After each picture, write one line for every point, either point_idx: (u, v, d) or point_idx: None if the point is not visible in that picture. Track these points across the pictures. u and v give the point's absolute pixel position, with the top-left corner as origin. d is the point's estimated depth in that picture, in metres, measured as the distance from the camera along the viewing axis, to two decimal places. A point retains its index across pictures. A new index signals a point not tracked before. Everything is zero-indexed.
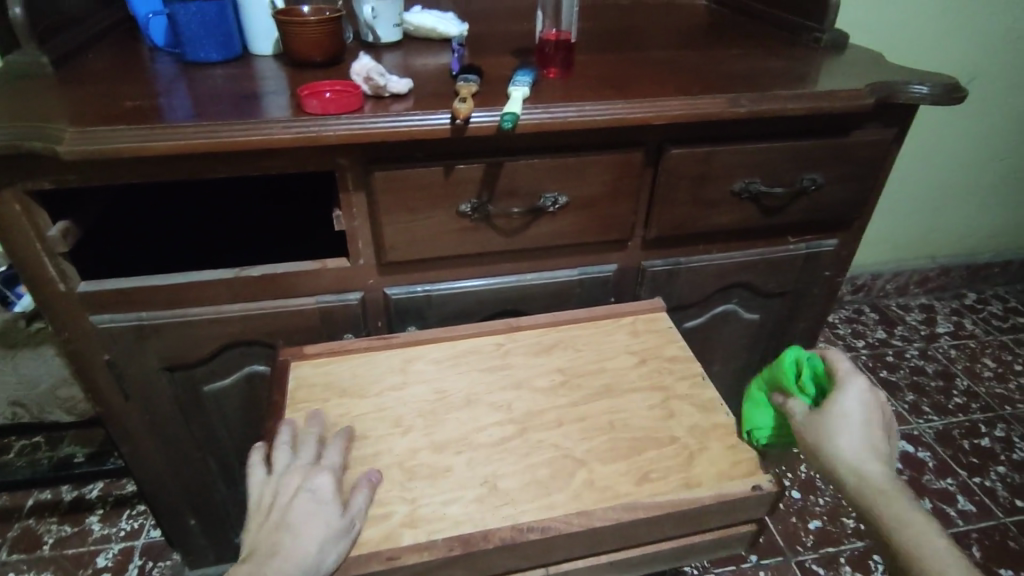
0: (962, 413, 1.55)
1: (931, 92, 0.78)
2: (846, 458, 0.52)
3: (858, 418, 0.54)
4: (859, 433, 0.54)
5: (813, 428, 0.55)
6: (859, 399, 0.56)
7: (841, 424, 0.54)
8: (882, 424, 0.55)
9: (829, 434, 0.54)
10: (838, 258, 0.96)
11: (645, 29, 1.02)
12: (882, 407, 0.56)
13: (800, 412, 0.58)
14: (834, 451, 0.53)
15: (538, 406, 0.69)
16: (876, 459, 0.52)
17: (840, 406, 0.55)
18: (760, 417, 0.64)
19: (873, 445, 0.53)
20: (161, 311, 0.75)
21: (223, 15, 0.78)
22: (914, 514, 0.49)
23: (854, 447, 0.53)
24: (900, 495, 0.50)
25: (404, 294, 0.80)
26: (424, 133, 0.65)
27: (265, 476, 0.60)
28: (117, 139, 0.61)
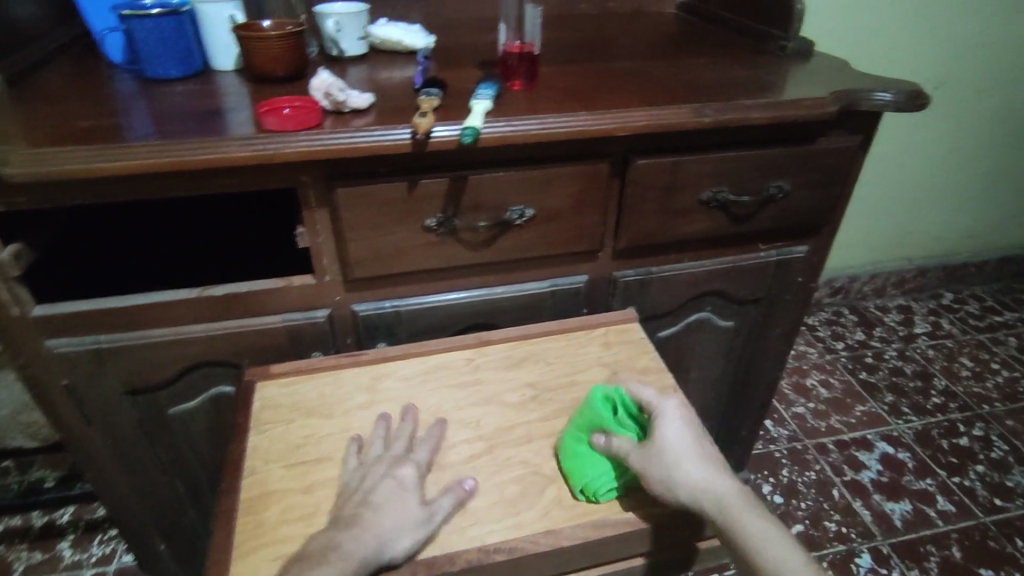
0: (940, 413, 1.56)
1: (894, 99, 0.79)
2: (690, 485, 0.55)
3: (685, 442, 0.58)
4: (690, 454, 0.57)
5: (654, 466, 0.57)
6: (678, 424, 0.60)
7: (675, 454, 0.57)
8: (700, 438, 0.60)
9: (670, 468, 0.56)
10: (809, 264, 0.96)
11: (614, 39, 1.02)
12: (694, 421, 0.61)
13: (634, 453, 0.58)
14: (679, 483, 0.55)
15: (508, 421, 0.69)
16: (712, 476, 0.56)
17: (666, 437, 0.58)
18: (592, 468, 0.61)
19: (705, 460, 0.57)
20: (121, 334, 0.73)
21: (182, 31, 0.77)
22: (756, 518, 0.54)
23: (692, 474, 0.56)
24: (742, 503, 0.54)
25: (372, 310, 0.79)
26: (385, 149, 0.64)
27: (357, 465, 0.62)
28: (68, 160, 0.59)
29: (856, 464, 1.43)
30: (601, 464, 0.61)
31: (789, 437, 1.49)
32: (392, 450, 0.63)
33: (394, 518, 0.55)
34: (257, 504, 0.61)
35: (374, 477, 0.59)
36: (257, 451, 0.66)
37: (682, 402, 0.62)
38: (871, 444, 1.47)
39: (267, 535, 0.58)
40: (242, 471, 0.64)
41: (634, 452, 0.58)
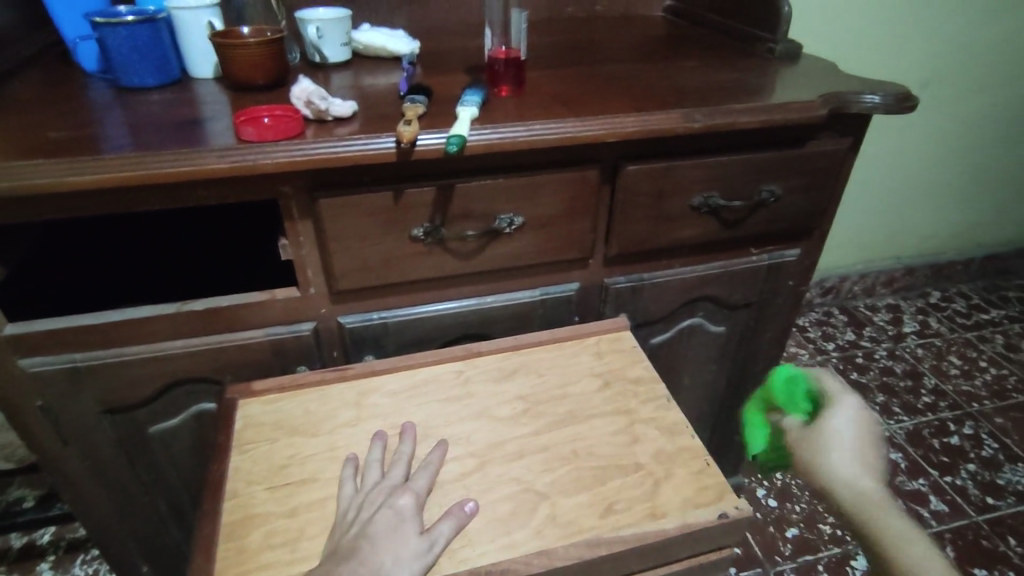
0: (931, 412, 1.56)
1: (883, 101, 0.78)
2: (838, 469, 0.54)
3: (848, 440, 0.57)
4: (852, 451, 0.56)
5: (812, 446, 0.57)
6: (853, 420, 0.59)
7: (831, 440, 0.57)
8: (876, 445, 0.57)
9: (823, 449, 0.56)
10: (801, 268, 0.95)
11: (601, 42, 1.01)
12: (872, 428, 0.59)
13: (794, 428, 0.61)
14: (829, 464, 0.54)
15: (499, 436, 0.67)
16: (868, 475, 0.53)
17: (835, 424, 0.58)
18: (756, 438, 0.69)
19: (866, 460, 0.55)
20: (97, 352, 0.71)
21: (158, 39, 0.74)
22: (904, 526, 0.49)
23: (845, 461, 0.54)
24: (890, 505, 0.50)
25: (358, 322, 0.77)
26: (368, 159, 0.63)
27: (354, 492, 0.60)
28: (37, 174, 0.57)
29: None
30: (760, 437, 0.68)
31: None
32: (391, 474, 0.61)
33: (391, 553, 0.53)
34: (241, 528, 0.59)
35: (371, 506, 0.57)
36: (241, 471, 0.64)
37: (866, 405, 0.61)
38: None
39: (251, 559, 0.57)
40: (224, 494, 0.61)
41: (796, 430, 0.60)
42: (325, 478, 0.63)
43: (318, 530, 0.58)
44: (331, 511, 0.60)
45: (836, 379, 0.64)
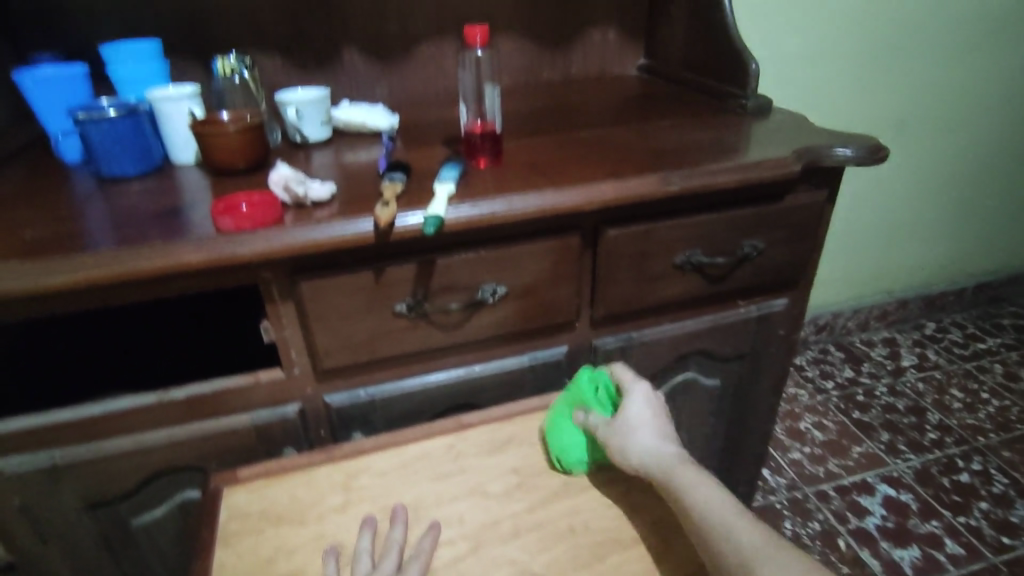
0: (937, 449, 1.54)
1: (855, 154, 0.79)
2: (637, 449, 0.63)
3: (645, 415, 0.66)
4: (648, 426, 0.65)
5: (612, 432, 0.65)
6: (641, 402, 0.67)
7: (633, 425, 0.65)
8: (666, 421, 0.66)
9: (627, 434, 0.64)
10: (790, 316, 0.95)
11: (578, 106, 1.03)
12: (660, 409, 0.68)
13: (596, 423, 0.67)
14: (631, 446, 0.63)
15: (493, 515, 0.65)
16: (661, 445, 0.63)
17: (628, 410, 0.67)
18: (567, 438, 0.69)
19: (662, 435, 0.64)
20: (77, 447, 0.69)
21: (138, 129, 0.76)
22: (691, 476, 0.58)
23: (646, 440, 0.63)
24: (680, 465, 0.60)
25: (346, 400, 0.76)
26: (348, 241, 0.63)
27: None
28: (15, 277, 0.57)
29: (860, 510, 1.39)
30: (572, 435, 0.69)
31: (788, 485, 1.45)
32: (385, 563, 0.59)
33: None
34: None
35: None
36: (225, 569, 0.61)
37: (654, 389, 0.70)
38: (872, 487, 1.44)
39: None
40: None
41: (597, 423, 0.67)
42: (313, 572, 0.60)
43: None
44: None
45: (621, 372, 0.72)
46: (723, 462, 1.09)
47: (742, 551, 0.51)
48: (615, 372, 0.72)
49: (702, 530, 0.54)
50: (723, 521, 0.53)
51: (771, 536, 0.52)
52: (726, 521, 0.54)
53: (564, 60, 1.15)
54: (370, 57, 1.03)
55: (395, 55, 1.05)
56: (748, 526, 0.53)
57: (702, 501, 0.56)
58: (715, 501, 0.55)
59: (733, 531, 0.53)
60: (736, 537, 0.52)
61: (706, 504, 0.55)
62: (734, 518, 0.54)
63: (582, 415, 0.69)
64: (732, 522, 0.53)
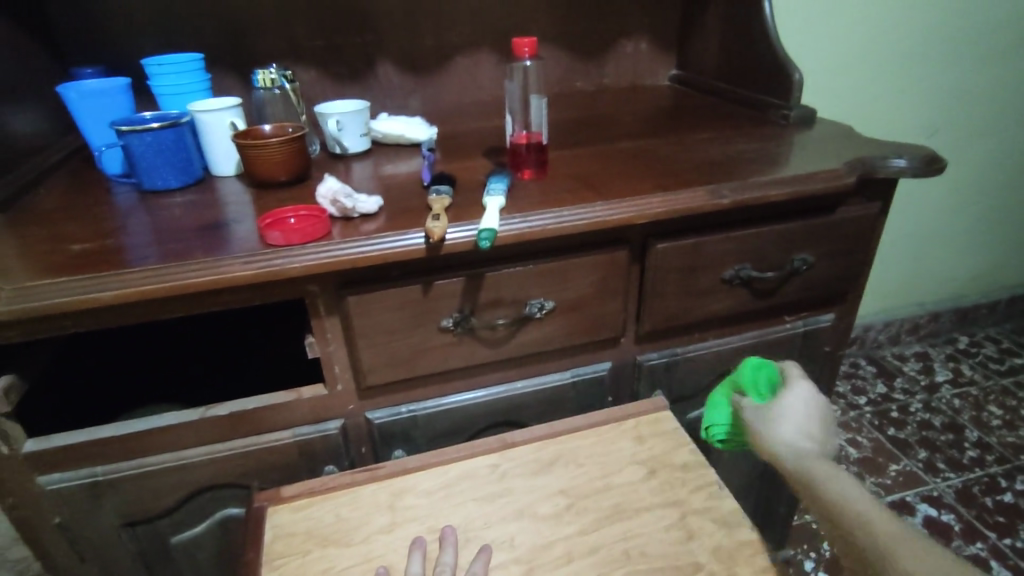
0: (978, 467, 1.49)
1: (910, 165, 0.77)
2: (782, 439, 0.60)
3: (799, 408, 0.62)
4: (802, 421, 0.61)
5: (756, 419, 0.63)
6: (801, 396, 0.63)
7: (784, 415, 0.62)
8: (820, 418, 0.62)
9: (773, 422, 0.61)
10: (837, 332, 0.92)
11: (614, 116, 1.02)
12: (822, 407, 0.63)
13: (747, 407, 0.64)
14: (774, 434, 0.60)
15: (545, 537, 0.63)
16: (810, 443, 0.60)
17: (784, 400, 0.63)
18: (716, 414, 0.69)
19: (809, 432, 0.61)
20: (118, 464, 0.68)
21: (181, 142, 0.75)
22: (846, 477, 0.56)
23: (789, 432, 0.60)
24: (828, 465, 0.57)
25: (387, 417, 0.74)
26: (398, 256, 0.62)
27: None
28: (62, 293, 0.56)
29: None
30: (724, 411, 0.68)
31: None
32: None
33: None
34: None
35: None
36: None
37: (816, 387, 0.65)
38: (912, 507, 1.40)
39: None
40: None
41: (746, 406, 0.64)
42: None
43: None
44: None
45: (789, 367, 0.67)
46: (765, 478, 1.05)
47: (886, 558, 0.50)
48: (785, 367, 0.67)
49: (852, 530, 0.52)
50: (879, 527, 0.51)
51: (929, 546, 0.50)
52: (883, 527, 0.51)
53: (597, 71, 1.14)
54: (404, 68, 1.03)
55: (430, 66, 1.04)
56: (908, 538, 0.50)
57: (859, 507, 0.53)
58: (869, 507, 0.53)
59: (887, 538, 0.51)
60: (890, 545, 0.50)
61: (855, 505, 0.53)
62: (886, 524, 0.52)
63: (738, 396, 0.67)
64: (889, 529, 0.51)
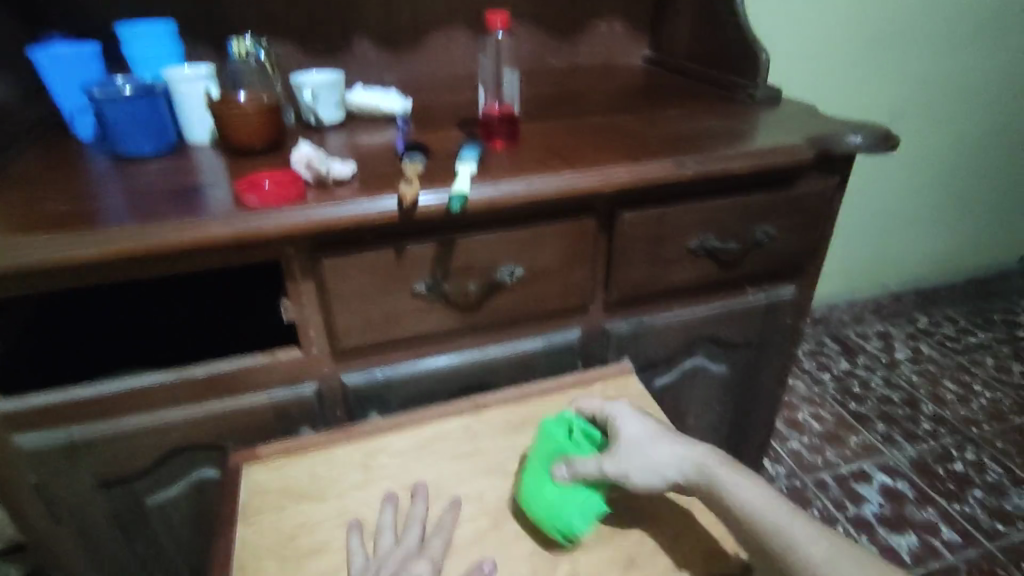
0: (932, 439, 1.56)
1: (865, 141, 0.81)
2: (661, 466, 0.59)
3: (641, 428, 0.62)
4: (653, 437, 0.61)
5: (622, 467, 0.59)
6: (632, 420, 0.64)
7: (640, 443, 0.61)
8: (659, 426, 0.63)
9: (637, 454, 0.60)
10: (798, 304, 0.96)
11: (587, 94, 1.04)
12: (652, 417, 0.64)
13: (588, 464, 0.60)
14: (648, 466, 0.59)
15: (514, 489, 0.66)
16: (684, 452, 0.60)
17: (624, 433, 0.62)
18: (546, 498, 0.60)
19: (670, 439, 0.61)
20: (95, 425, 0.69)
21: (156, 109, 0.75)
22: (727, 474, 0.57)
23: (663, 453, 0.59)
24: (711, 471, 0.58)
25: (362, 380, 0.76)
26: (372, 219, 0.63)
27: (367, 560, 0.58)
28: (41, 251, 0.57)
29: (857, 497, 1.41)
30: (551, 492, 0.60)
31: (787, 475, 1.47)
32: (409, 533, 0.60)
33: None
34: None
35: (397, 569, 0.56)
36: (248, 544, 0.61)
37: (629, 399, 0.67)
38: (869, 476, 1.46)
39: None
40: (232, 570, 0.59)
41: (602, 462, 0.60)
42: (335, 547, 0.61)
43: None
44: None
45: (592, 401, 0.68)
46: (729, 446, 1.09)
47: (803, 555, 0.51)
48: (583, 404, 0.68)
49: (757, 534, 0.53)
50: (781, 523, 0.53)
51: (819, 526, 0.53)
52: (781, 517, 0.54)
53: (572, 49, 1.16)
54: (380, 42, 1.03)
55: (406, 40, 1.05)
56: (804, 528, 0.52)
57: (753, 505, 0.54)
58: (761, 502, 0.55)
59: (793, 530, 0.52)
60: (793, 539, 0.52)
61: (751, 507, 0.54)
62: (786, 516, 0.53)
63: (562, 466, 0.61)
64: (787, 522, 0.53)
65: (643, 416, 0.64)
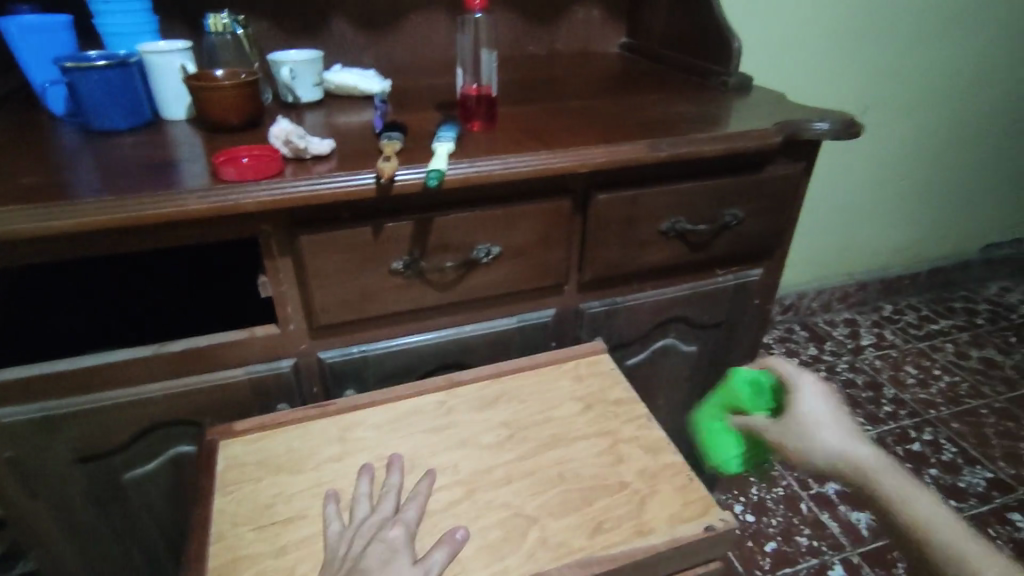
0: (893, 421, 1.62)
1: (830, 128, 0.84)
2: (824, 446, 0.58)
3: (826, 414, 0.61)
4: (825, 421, 0.60)
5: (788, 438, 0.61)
6: (814, 399, 0.62)
7: (816, 427, 0.60)
8: (845, 418, 0.61)
9: (810, 431, 0.59)
10: (765, 287, 0.99)
11: (565, 79, 1.05)
12: (832, 399, 0.63)
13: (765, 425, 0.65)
14: (815, 444, 0.58)
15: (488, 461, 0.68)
16: (851, 441, 0.58)
17: (803, 408, 0.62)
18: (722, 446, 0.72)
19: (843, 428, 0.59)
20: (69, 399, 0.69)
21: (130, 83, 0.75)
22: (900, 483, 0.54)
23: (830, 437, 0.58)
24: (881, 467, 0.55)
25: (339, 356, 0.77)
26: (350, 195, 0.64)
27: (342, 528, 0.60)
28: (15, 222, 0.57)
29: None
30: (729, 444, 0.72)
31: None
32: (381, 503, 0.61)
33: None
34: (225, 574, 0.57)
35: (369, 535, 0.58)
36: (224, 513, 0.62)
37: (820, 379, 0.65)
38: None
39: None
40: (209, 538, 0.60)
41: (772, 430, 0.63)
42: (312, 516, 0.62)
43: (306, 568, 0.58)
44: (321, 547, 0.59)
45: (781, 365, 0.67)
46: None
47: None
48: (773, 367, 0.68)
49: (923, 544, 0.50)
50: (948, 539, 0.50)
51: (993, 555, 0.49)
52: (954, 539, 0.50)
53: (550, 34, 1.17)
54: (358, 22, 1.03)
55: (385, 21, 1.04)
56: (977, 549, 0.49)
57: (924, 512, 0.51)
58: (932, 514, 0.51)
59: (959, 549, 0.49)
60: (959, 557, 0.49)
61: (922, 512, 0.51)
62: (958, 534, 0.50)
63: (741, 418, 0.70)
64: (956, 539, 0.50)
65: (825, 396, 0.63)
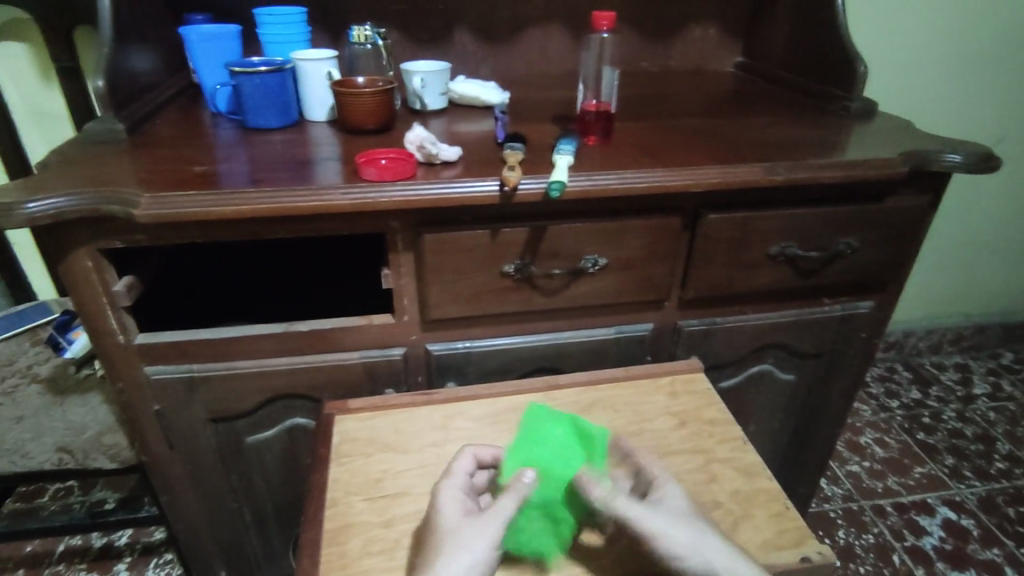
0: (1005, 479, 1.49)
1: (964, 161, 0.80)
2: (690, 544, 0.53)
3: (680, 499, 0.58)
4: (684, 516, 0.56)
5: (663, 529, 0.54)
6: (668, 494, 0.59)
7: (676, 521, 0.55)
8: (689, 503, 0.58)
9: (670, 528, 0.54)
10: (875, 320, 0.95)
11: (677, 97, 1.06)
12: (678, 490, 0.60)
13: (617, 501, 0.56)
14: (677, 543, 0.53)
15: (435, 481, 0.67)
16: (714, 538, 0.55)
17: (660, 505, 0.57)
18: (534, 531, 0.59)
19: (699, 522, 0.56)
20: (211, 364, 0.78)
21: (284, 86, 0.84)
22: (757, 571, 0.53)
23: (691, 535, 0.54)
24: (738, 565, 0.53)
25: (445, 350, 0.82)
26: (474, 200, 0.69)
27: None
28: (188, 204, 0.65)
29: (917, 528, 1.36)
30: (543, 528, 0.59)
31: (843, 496, 1.43)
32: (451, 477, 0.60)
33: (465, 544, 0.52)
34: (338, 537, 0.63)
35: (451, 508, 0.57)
36: (339, 482, 0.68)
37: (659, 473, 0.62)
38: (932, 508, 1.41)
39: (350, 566, 0.61)
40: (324, 503, 0.66)
41: (643, 514, 0.55)
42: (416, 493, 0.67)
43: (411, 542, 0.62)
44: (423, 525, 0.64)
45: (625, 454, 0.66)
46: (787, 455, 1.10)
47: None
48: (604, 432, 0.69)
49: None
50: None
51: None
52: None
53: (664, 52, 1.17)
54: (481, 36, 1.09)
55: (504, 35, 1.09)
56: None
57: None
58: None
59: None
60: None
61: None
62: None
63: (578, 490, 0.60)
64: None
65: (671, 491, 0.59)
